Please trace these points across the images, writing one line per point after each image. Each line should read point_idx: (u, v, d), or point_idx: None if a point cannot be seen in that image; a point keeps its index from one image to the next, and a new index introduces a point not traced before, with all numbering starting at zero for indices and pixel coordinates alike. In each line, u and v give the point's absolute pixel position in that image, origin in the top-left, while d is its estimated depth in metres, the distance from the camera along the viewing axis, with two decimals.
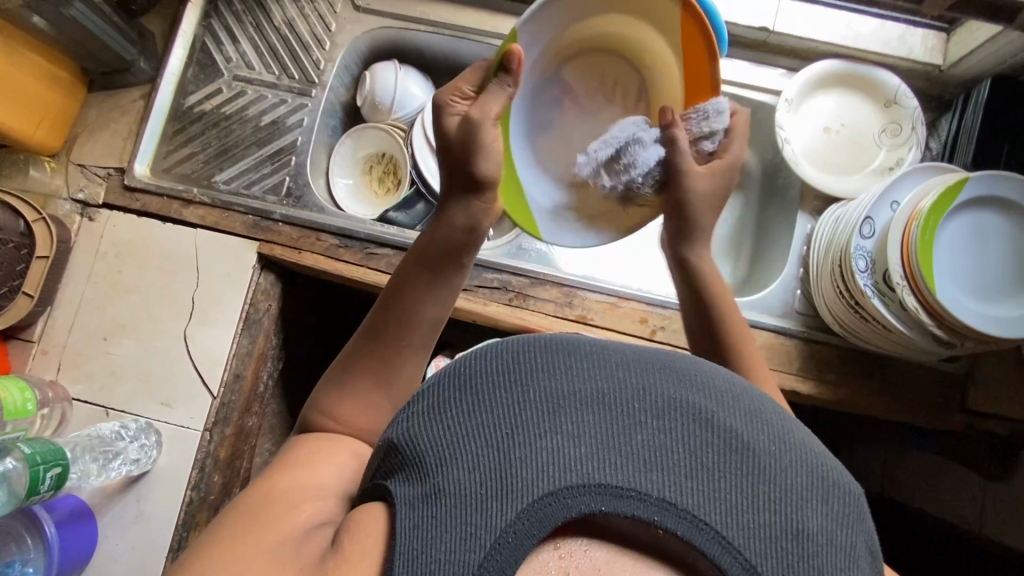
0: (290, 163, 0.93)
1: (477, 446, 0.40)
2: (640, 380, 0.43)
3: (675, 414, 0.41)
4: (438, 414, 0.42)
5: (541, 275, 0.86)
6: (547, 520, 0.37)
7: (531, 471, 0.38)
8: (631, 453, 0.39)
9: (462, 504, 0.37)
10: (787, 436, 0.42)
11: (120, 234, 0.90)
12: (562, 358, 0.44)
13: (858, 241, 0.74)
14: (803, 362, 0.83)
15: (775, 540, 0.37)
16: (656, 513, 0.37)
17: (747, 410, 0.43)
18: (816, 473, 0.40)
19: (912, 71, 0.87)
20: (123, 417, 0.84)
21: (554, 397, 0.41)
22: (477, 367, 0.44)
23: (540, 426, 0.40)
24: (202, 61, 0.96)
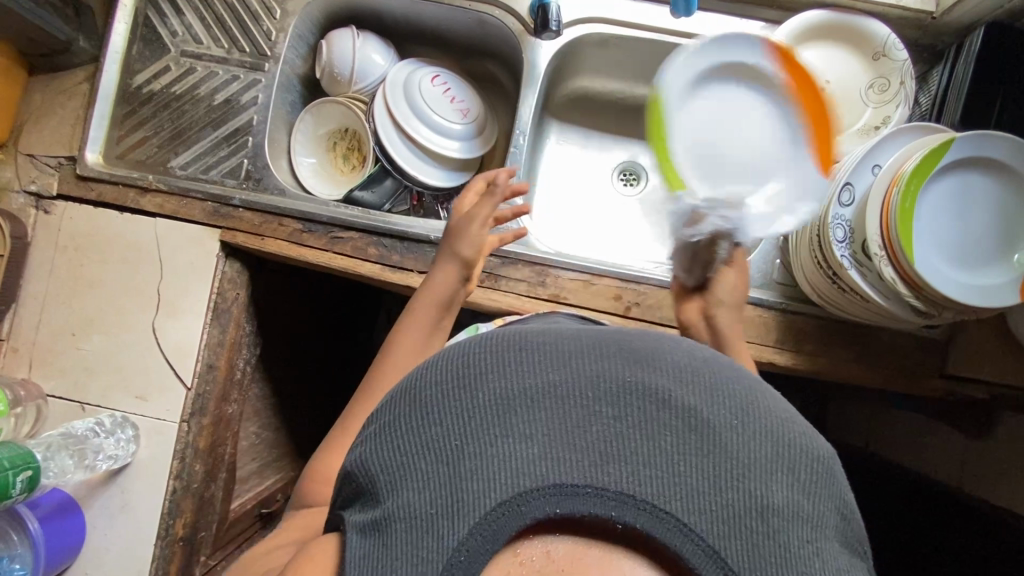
0: (247, 144, 0.88)
1: (427, 461, 0.38)
2: (592, 367, 0.40)
3: (630, 400, 0.38)
4: (389, 435, 0.41)
5: (512, 254, 0.83)
6: (500, 532, 0.35)
7: (481, 482, 0.36)
8: (584, 448, 0.37)
9: (413, 526, 0.36)
10: (750, 408, 0.39)
11: (78, 227, 0.87)
12: (511, 354, 0.41)
13: (836, 210, 0.70)
14: (782, 334, 0.81)
15: (743, 523, 0.35)
16: (614, 508, 0.35)
17: (708, 385, 0.40)
18: (781, 442, 0.38)
19: (902, 19, 0.81)
20: (99, 412, 0.84)
21: (504, 397, 0.39)
22: (428, 379, 0.42)
23: (489, 430, 0.38)
24: (147, 36, 0.90)
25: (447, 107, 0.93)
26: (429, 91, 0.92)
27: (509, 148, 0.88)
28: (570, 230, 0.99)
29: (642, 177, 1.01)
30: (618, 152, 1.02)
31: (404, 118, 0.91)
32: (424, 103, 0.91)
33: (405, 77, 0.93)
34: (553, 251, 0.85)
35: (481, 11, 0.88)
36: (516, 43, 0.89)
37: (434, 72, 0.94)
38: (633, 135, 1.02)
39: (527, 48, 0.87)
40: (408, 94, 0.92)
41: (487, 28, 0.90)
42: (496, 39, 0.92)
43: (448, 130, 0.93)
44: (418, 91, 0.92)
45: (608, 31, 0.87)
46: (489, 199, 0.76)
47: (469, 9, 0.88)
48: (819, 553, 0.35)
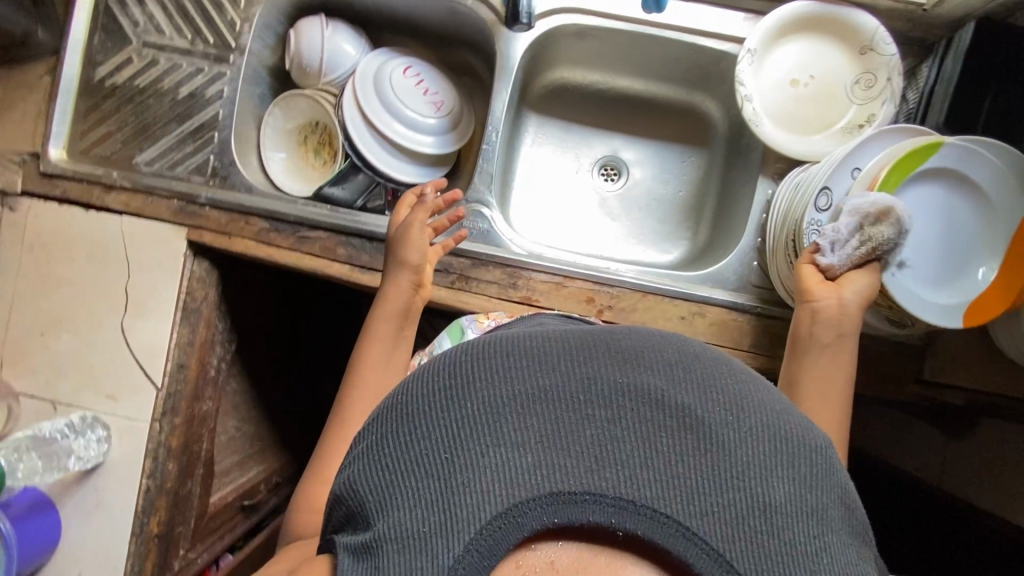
0: (213, 140, 0.86)
1: (416, 477, 0.36)
2: (582, 368, 0.38)
3: (622, 402, 0.37)
4: (375, 453, 0.38)
5: (483, 256, 0.82)
6: (497, 546, 0.33)
7: (474, 495, 0.34)
8: (580, 453, 0.35)
9: (404, 546, 0.34)
10: (746, 401, 0.38)
11: (43, 225, 0.86)
12: (496, 359, 0.39)
13: (811, 215, 0.68)
14: (757, 338, 0.79)
15: (748, 525, 0.33)
16: (613, 514, 0.34)
17: (700, 380, 0.38)
18: (779, 434, 0.36)
19: (892, 11, 0.77)
20: (70, 412, 0.84)
21: (491, 405, 0.37)
22: (413, 391, 0.40)
23: (479, 440, 0.36)
24: (108, 27, 0.87)
25: (420, 101, 0.90)
26: (401, 84, 0.89)
27: (482, 144, 0.85)
28: (547, 227, 0.97)
29: (622, 171, 0.99)
30: (599, 146, 0.99)
31: (374, 113, 0.88)
32: (395, 97, 0.89)
33: (376, 70, 0.89)
34: (525, 252, 0.83)
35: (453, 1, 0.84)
36: (489, 34, 0.85)
37: (407, 64, 0.91)
38: (614, 128, 0.99)
39: (501, 40, 0.84)
40: (379, 88, 0.89)
41: (460, 18, 0.87)
42: (470, 29, 0.89)
43: (421, 125, 0.90)
44: (389, 85, 0.89)
45: (585, 22, 0.83)
46: (423, 206, 0.76)
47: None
48: (825, 546, 0.34)
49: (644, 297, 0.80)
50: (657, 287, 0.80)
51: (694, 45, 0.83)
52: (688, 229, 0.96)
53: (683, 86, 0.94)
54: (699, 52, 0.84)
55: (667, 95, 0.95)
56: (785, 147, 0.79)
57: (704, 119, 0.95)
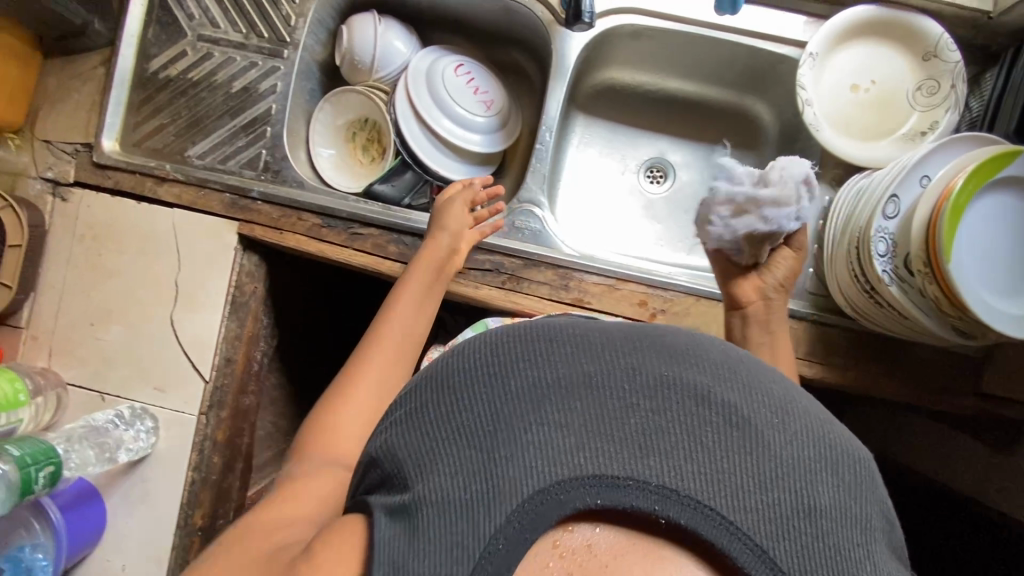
0: (265, 134, 0.86)
1: (456, 445, 0.36)
2: (627, 358, 0.38)
3: (668, 392, 0.36)
4: (414, 421, 0.39)
5: (535, 256, 0.82)
6: (536, 522, 0.32)
7: (516, 468, 0.34)
8: (625, 438, 0.34)
9: (440, 512, 0.33)
10: (791, 406, 0.37)
11: (95, 216, 0.86)
12: (540, 343, 0.39)
13: (879, 222, 0.68)
14: (811, 345, 0.79)
15: (794, 526, 0.32)
16: (656, 503, 0.33)
17: (746, 382, 0.38)
18: (824, 443, 0.36)
19: (957, 18, 0.76)
20: (118, 403, 0.85)
21: (535, 385, 0.37)
22: (455, 365, 0.40)
23: (522, 416, 0.35)
24: (163, 19, 0.87)
25: (470, 99, 0.90)
26: (452, 81, 0.89)
27: (535, 143, 0.85)
28: (593, 229, 0.96)
29: (669, 174, 0.98)
30: (645, 148, 0.98)
31: (425, 108, 0.88)
32: (446, 93, 0.88)
33: (428, 66, 0.89)
34: (578, 253, 0.82)
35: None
36: (544, 33, 0.85)
37: (458, 61, 0.91)
38: (662, 130, 0.98)
39: (557, 39, 0.83)
40: (431, 84, 0.88)
41: (514, 16, 0.86)
42: (523, 28, 0.88)
43: (470, 122, 0.90)
44: (441, 81, 0.88)
45: (642, 23, 0.83)
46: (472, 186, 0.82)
47: None
48: (867, 556, 0.33)
49: (698, 302, 0.80)
50: (710, 291, 0.80)
51: (752, 49, 0.82)
52: None
53: (735, 90, 0.93)
54: (757, 55, 0.83)
55: (718, 98, 0.95)
56: (846, 152, 0.78)
57: (755, 123, 0.94)
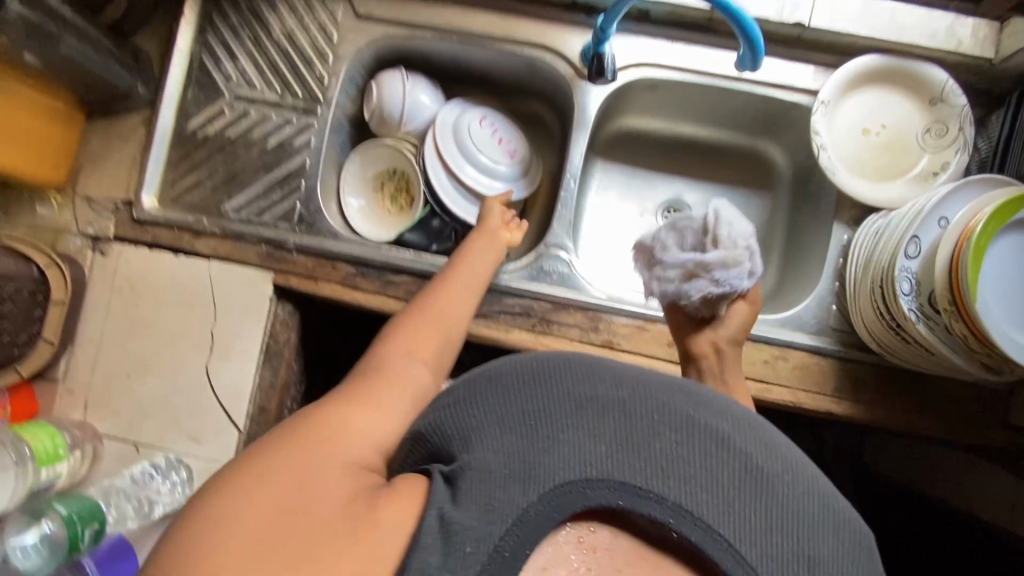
0: (300, 188, 0.89)
1: (504, 432, 0.44)
2: (661, 396, 0.47)
3: (693, 431, 0.45)
4: (465, 405, 0.47)
5: (564, 300, 0.84)
6: (564, 506, 0.41)
7: (557, 460, 0.42)
8: (651, 458, 0.43)
9: (487, 480, 0.42)
10: (800, 467, 0.46)
11: (133, 269, 0.88)
12: (582, 369, 0.48)
13: (902, 262, 0.70)
14: (839, 382, 0.80)
15: (781, 557, 0.41)
16: (671, 516, 0.42)
17: (763, 439, 0.47)
18: (829, 508, 0.45)
19: (960, 65, 0.81)
20: (153, 455, 0.85)
21: (578, 398, 0.46)
22: (505, 369, 0.49)
23: (567, 421, 0.44)
24: (201, 81, 0.91)
25: (494, 149, 0.93)
26: (475, 132, 0.93)
27: (560, 191, 0.88)
28: (615, 270, 0.98)
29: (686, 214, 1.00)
30: (662, 189, 1.02)
31: (451, 159, 0.92)
32: (471, 144, 0.92)
33: (455, 119, 0.93)
34: (605, 296, 0.85)
35: (532, 56, 0.88)
36: (565, 87, 0.89)
37: (482, 113, 0.95)
38: (678, 172, 1.01)
39: (578, 92, 0.87)
40: (457, 136, 0.92)
41: (536, 71, 0.90)
42: (544, 81, 0.92)
43: (493, 171, 0.93)
44: (467, 133, 0.92)
45: (660, 75, 0.87)
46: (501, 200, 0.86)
47: (519, 54, 0.88)
48: None
49: None
50: None
51: (766, 97, 0.85)
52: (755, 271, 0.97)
53: (748, 133, 0.97)
54: (770, 102, 0.87)
55: (731, 142, 0.98)
56: (864, 193, 0.80)
57: (769, 164, 0.98)
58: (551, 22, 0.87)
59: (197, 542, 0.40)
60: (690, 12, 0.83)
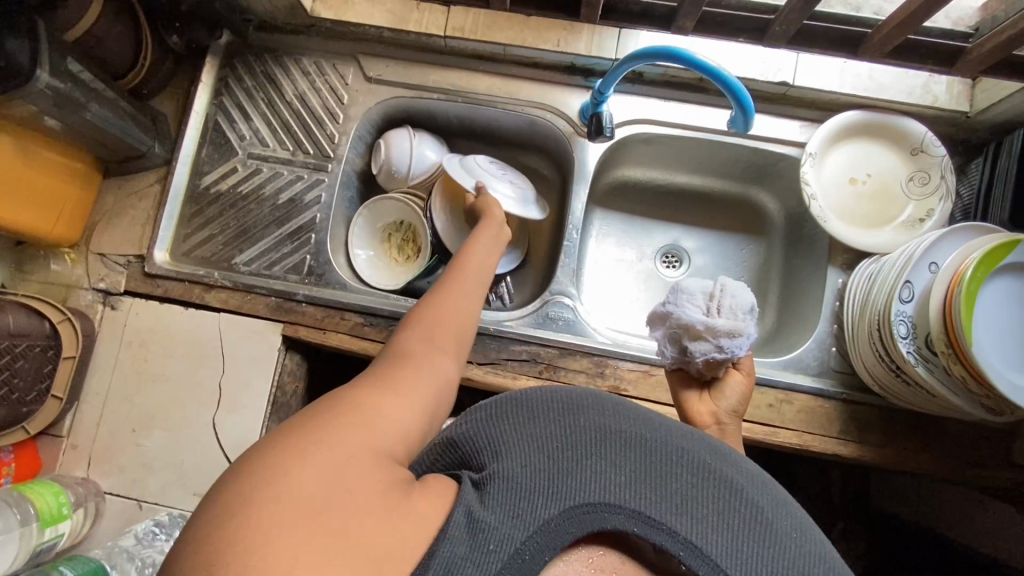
0: (310, 241, 0.92)
1: (532, 449, 0.45)
2: (681, 441, 0.48)
3: (708, 475, 0.46)
4: (497, 419, 0.48)
5: (570, 346, 0.85)
6: (582, 524, 0.42)
7: (578, 482, 0.43)
8: (667, 495, 0.44)
9: (515, 487, 0.42)
10: (811, 529, 0.46)
11: (143, 322, 0.89)
12: (608, 405, 0.50)
13: (898, 306, 0.72)
14: (844, 424, 0.81)
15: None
16: (681, 549, 0.42)
17: (775, 497, 0.47)
18: (837, 573, 0.44)
19: (937, 118, 0.85)
20: (157, 511, 0.84)
21: (602, 430, 0.47)
22: (538, 393, 0.50)
23: (593, 449, 0.45)
24: (216, 140, 0.95)
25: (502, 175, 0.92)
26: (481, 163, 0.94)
27: (563, 242, 0.91)
28: (618, 314, 1.00)
29: (684, 259, 1.04)
30: (660, 236, 1.05)
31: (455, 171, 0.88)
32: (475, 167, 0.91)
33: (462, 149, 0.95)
34: (610, 342, 0.86)
35: (532, 114, 0.92)
36: (565, 142, 0.93)
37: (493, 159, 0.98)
38: (675, 219, 1.05)
39: (578, 148, 0.91)
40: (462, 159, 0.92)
41: (537, 128, 0.94)
42: (544, 137, 0.96)
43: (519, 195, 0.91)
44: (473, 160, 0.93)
45: (655, 131, 0.91)
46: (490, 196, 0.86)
47: (520, 112, 0.93)
48: None
49: None
50: None
51: (756, 149, 0.90)
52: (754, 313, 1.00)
53: (740, 182, 1.01)
54: (760, 154, 0.91)
55: (725, 190, 1.02)
56: (856, 240, 0.84)
57: (762, 211, 1.02)
58: (550, 82, 0.92)
59: (226, 516, 0.37)
60: (679, 73, 0.89)
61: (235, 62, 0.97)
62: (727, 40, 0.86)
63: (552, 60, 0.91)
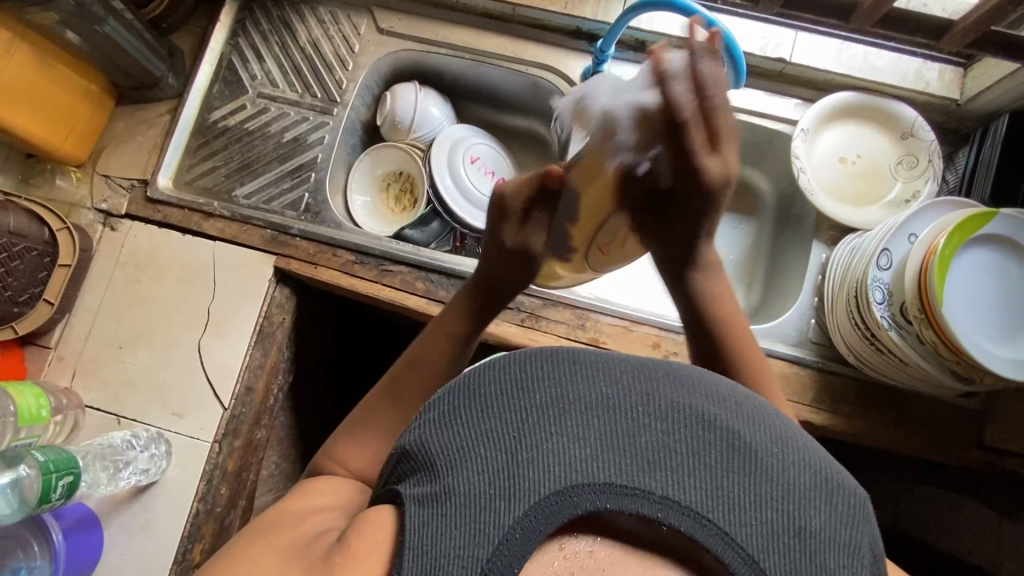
0: (310, 179, 0.94)
1: (486, 446, 0.40)
2: (642, 388, 0.43)
3: (678, 418, 0.41)
4: (444, 418, 0.43)
5: (554, 297, 0.86)
6: (554, 517, 0.37)
7: (540, 468, 0.38)
8: (636, 454, 0.40)
9: (470, 502, 0.37)
10: (789, 439, 0.42)
11: (139, 245, 0.91)
12: (563, 364, 0.44)
13: (875, 273, 0.73)
14: (817, 394, 0.82)
15: (777, 535, 0.38)
16: (660, 511, 0.38)
17: (748, 414, 0.43)
18: (819, 474, 0.41)
19: (928, 104, 0.88)
20: (134, 426, 0.85)
21: (560, 401, 0.42)
22: (484, 374, 0.44)
23: (547, 427, 0.40)
24: (228, 78, 0.98)
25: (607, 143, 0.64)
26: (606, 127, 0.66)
27: None
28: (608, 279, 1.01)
29: None
30: None
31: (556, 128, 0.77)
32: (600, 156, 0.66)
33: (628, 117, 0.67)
34: (593, 297, 0.88)
35: (535, 75, 0.95)
36: None
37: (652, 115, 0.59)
38: None
39: None
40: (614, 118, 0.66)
41: (539, 90, 0.97)
42: (546, 100, 0.99)
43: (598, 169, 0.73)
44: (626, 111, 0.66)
45: None
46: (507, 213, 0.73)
47: (524, 73, 0.96)
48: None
49: None
50: None
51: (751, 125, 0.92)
52: (740, 290, 1.01)
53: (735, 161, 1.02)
54: (754, 131, 0.93)
55: None
56: (843, 216, 0.85)
57: (754, 192, 1.03)
58: (556, 46, 0.95)
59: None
60: None
61: (254, 6, 1.00)
62: (728, 15, 0.89)
63: (559, 23, 0.94)
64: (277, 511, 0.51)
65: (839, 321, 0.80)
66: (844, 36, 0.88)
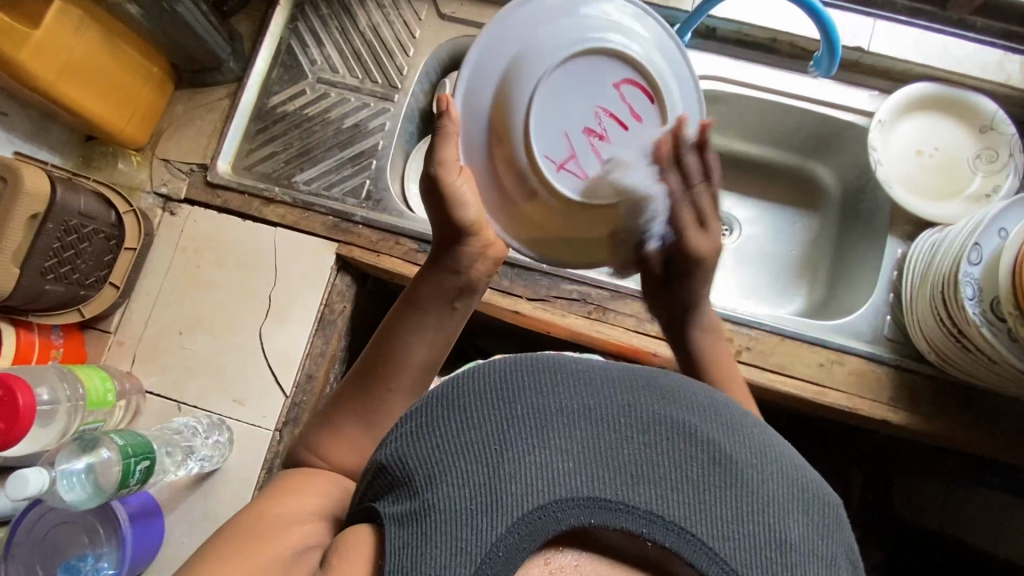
0: (370, 166, 0.93)
1: (466, 460, 0.38)
2: (625, 397, 0.41)
3: (661, 429, 0.40)
4: (423, 433, 0.41)
5: (622, 289, 0.85)
6: (536, 535, 0.35)
7: (521, 483, 0.37)
8: (619, 467, 0.38)
9: (449, 520, 0.35)
10: (771, 447, 0.41)
11: (198, 230, 0.90)
12: (545, 373, 0.42)
13: (966, 267, 0.71)
14: (893, 391, 0.80)
15: (761, 550, 0.36)
16: (644, 526, 0.36)
17: (731, 423, 0.42)
18: (800, 483, 0.40)
19: (1009, 97, 0.86)
20: (195, 413, 0.84)
21: (540, 412, 0.40)
22: (464, 386, 0.43)
23: (527, 439, 0.38)
24: (287, 63, 0.97)
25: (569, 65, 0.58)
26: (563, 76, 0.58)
27: None
28: None
29: (734, 227, 1.02)
30: None
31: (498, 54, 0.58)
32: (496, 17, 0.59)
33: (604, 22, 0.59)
34: None
35: None
36: None
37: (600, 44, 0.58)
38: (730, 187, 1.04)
39: None
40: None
41: None
42: None
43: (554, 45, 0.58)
44: (591, 48, 0.57)
45: (723, 88, 0.90)
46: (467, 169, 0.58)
47: None
48: None
49: (781, 341, 0.82)
50: (793, 331, 0.83)
51: (823, 116, 0.89)
52: (804, 285, 0.99)
53: (799, 155, 1.00)
54: (826, 122, 0.91)
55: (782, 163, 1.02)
56: (920, 209, 0.83)
57: (818, 186, 1.01)
58: None
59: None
60: (752, 31, 0.89)
61: None
62: None
63: None
64: (260, 512, 0.50)
65: (922, 318, 0.78)
66: (921, 26, 0.87)
